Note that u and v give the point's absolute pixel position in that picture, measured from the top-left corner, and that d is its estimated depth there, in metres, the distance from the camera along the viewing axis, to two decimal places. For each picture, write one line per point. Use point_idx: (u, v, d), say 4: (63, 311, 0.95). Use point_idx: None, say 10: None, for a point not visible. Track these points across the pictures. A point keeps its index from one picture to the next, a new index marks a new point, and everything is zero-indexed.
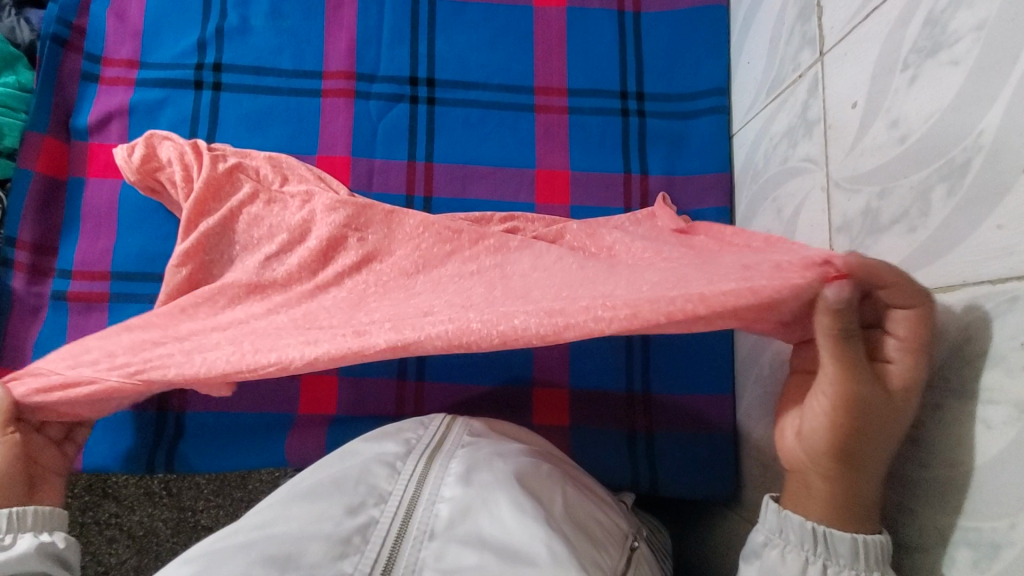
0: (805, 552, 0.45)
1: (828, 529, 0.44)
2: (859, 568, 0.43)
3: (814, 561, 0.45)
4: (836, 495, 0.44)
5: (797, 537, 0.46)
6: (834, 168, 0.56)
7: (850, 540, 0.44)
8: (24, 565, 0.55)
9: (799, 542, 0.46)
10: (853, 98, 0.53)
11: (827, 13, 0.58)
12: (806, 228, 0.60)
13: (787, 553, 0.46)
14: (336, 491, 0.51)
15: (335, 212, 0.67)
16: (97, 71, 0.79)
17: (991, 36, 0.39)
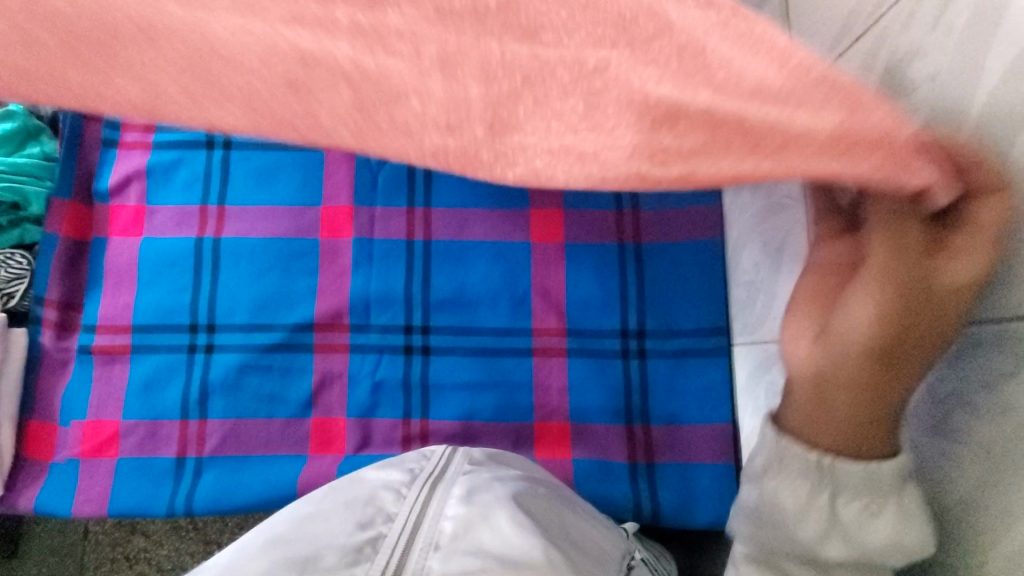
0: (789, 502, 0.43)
1: (832, 460, 0.41)
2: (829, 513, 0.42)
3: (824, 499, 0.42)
4: (851, 398, 0.39)
5: (799, 467, 0.42)
6: (812, 206, 0.58)
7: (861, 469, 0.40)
8: None
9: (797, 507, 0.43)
10: None
11: (799, 57, 0.60)
12: (789, 261, 0.62)
13: (794, 482, 0.42)
14: (345, 512, 0.53)
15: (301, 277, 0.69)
16: (117, 137, 0.84)
17: (942, 88, 0.41)
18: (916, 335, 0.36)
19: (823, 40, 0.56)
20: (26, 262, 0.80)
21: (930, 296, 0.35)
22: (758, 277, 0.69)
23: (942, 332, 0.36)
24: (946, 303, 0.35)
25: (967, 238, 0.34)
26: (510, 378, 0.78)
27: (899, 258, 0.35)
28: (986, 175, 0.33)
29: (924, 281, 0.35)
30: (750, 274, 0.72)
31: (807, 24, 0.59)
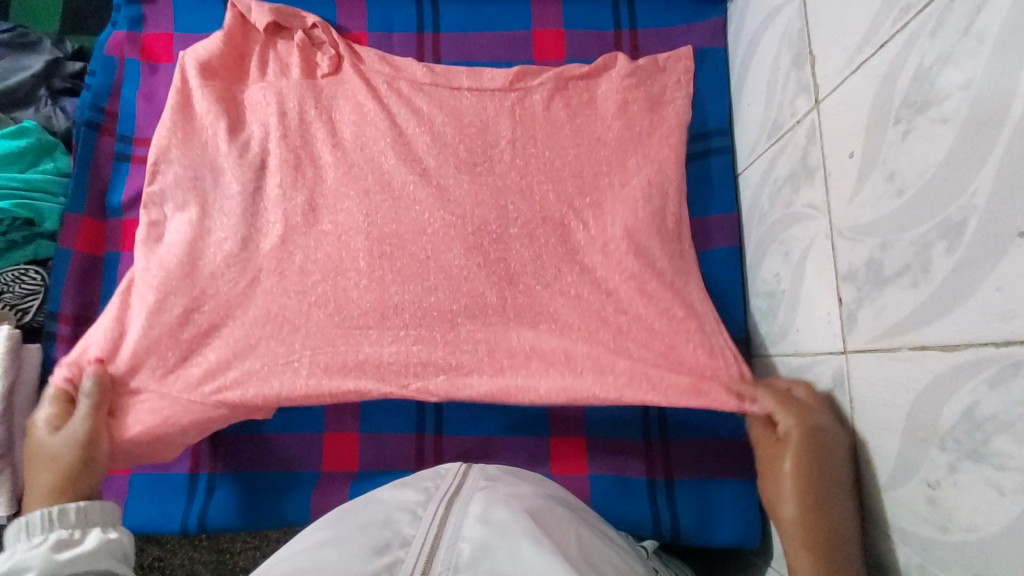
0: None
1: None
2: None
3: None
4: (804, 546, 0.54)
5: None
6: (835, 217, 0.56)
7: None
8: (95, 558, 0.56)
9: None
10: (850, 148, 0.53)
11: (820, 63, 0.59)
12: (812, 274, 0.60)
13: None
14: (361, 536, 0.51)
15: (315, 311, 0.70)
16: (129, 151, 0.84)
17: (977, 97, 0.39)
18: (824, 488, 0.53)
19: (847, 46, 0.54)
20: (40, 278, 0.80)
21: (810, 466, 0.54)
22: (779, 288, 0.68)
23: (839, 480, 0.53)
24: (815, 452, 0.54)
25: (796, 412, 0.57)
26: None
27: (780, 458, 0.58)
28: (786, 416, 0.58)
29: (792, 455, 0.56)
30: (771, 285, 0.70)
31: (828, 29, 0.57)
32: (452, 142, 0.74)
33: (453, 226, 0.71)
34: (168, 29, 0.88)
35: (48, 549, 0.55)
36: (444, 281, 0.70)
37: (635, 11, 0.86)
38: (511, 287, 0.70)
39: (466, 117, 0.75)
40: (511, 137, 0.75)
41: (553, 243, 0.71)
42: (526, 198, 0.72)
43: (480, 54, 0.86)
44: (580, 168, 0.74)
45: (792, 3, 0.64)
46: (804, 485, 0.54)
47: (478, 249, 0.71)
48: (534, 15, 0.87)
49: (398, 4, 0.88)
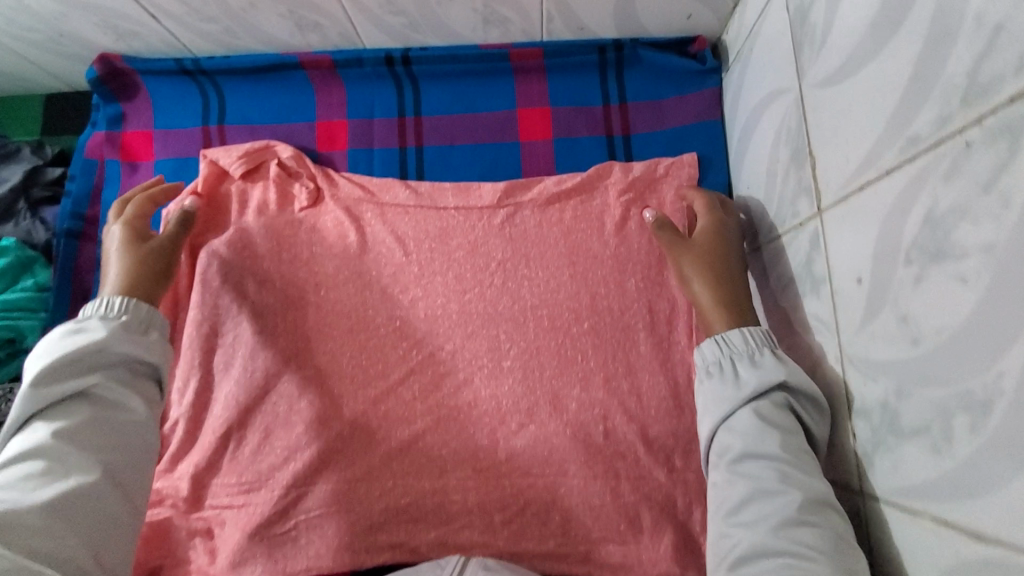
0: (746, 355, 0.58)
1: (725, 335, 0.60)
2: (753, 351, 0.57)
3: (727, 361, 0.58)
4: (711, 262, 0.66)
5: (715, 364, 0.59)
6: (844, 341, 0.51)
7: (739, 333, 0.59)
8: (151, 340, 0.64)
9: (745, 349, 0.58)
10: (857, 272, 0.48)
11: (821, 168, 0.53)
12: (824, 394, 0.55)
13: (714, 378, 0.58)
14: None
15: (317, 438, 0.74)
16: (112, 256, 0.82)
17: (998, 264, 0.34)
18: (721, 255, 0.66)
19: (850, 160, 0.48)
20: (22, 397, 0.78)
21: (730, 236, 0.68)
22: None
23: (736, 268, 0.66)
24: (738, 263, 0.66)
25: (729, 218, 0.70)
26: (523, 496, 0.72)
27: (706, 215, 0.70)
28: (692, 194, 0.73)
29: (724, 225, 0.68)
30: None
31: (827, 134, 0.52)
32: (441, 268, 0.79)
33: (443, 364, 0.76)
34: (149, 127, 0.87)
35: (119, 324, 0.62)
36: (432, 422, 0.74)
37: (625, 83, 0.82)
38: (503, 426, 0.74)
39: (453, 237, 0.79)
40: (502, 257, 0.78)
41: (548, 374, 0.75)
42: (519, 325, 0.76)
43: (465, 137, 0.84)
44: (573, 286, 0.77)
45: (789, 96, 0.59)
46: (698, 244, 0.68)
47: (468, 383, 0.75)
48: (519, 94, 0.84)
49: (377, 86, 0.85)
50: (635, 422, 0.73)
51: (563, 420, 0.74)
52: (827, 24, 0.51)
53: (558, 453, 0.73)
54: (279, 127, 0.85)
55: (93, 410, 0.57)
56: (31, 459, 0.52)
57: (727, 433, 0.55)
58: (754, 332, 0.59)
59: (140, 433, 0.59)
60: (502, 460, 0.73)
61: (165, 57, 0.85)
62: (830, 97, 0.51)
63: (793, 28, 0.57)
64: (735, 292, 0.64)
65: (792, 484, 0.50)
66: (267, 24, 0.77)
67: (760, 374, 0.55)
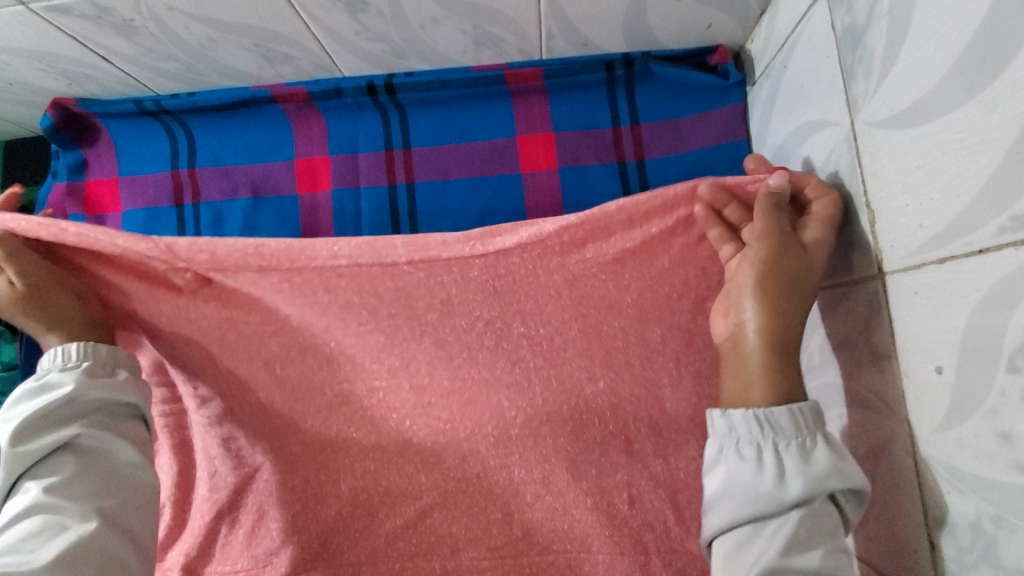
0: (791, 441, 0.46)
1: (767, 411, 0.47)
2: (803, 437, 0.46)
3: (767, 443, 0.46)
4: (775, 287, 0.49)
5: (746, 431, 0.48)
6: (916, 434, 0.43)
7: (787, 413, 0.46)
8: (121, 390, 0.55)
9: (792, 433, 0.46)
10: (935, 359, 0.40)
11: (881, 225, 0.45)
12: (888, 486, 0.47)
13: (743, 452, 0.47)
14: None
15: (314, 518, 0.67)
16: None
17: None
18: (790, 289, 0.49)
19: (924, 225, 0.40)
20: None
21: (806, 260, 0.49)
22: None
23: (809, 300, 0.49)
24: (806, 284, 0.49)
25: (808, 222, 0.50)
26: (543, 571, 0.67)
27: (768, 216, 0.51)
28: (815, 187, 0.51)
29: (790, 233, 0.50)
30: None
31: (891, 187, 0.43)
32: (413, 333, 0.62)
33: (441, 435, 0.67)
34: (114, 174, 0.80)
35: (82, 372, 0.54)
36: (439, 497, 0.68)
37: (636, 101, 0.73)
38: (516, 499, 0.68)
39: (418, 298, 0.59)
40: (489, 316, 0.61)
41: (564, 440, 0.66)
42: (524, 390, 0.65)
43: (460, 170, 0.75)
44: (583, 342, 0.63)
45: (836, 128, 0.50)
46: (769, 277, 0.49)
47: (475, 454, 0.67)
48: (518, 118, 0.75)
49: (360, 117, 0.77)
50: (663, 487, 0.66)
51: (582, 489, 0.67)
52: (889, 52, 0.42)
53: (578, 527, 0.67)
54: (255, 168, 0.77)
55: (80, 460, 0.52)
56: (31, 517, 0.49)
57: (748, 523, 0.46)
58: (805, 407, 0.47)
59: (136, 475, 0.54)
60: (518, 535, 0.68)
61: (124, 98, 0.77)
62: (893, 142, 0.42)
63: (841, 50, 0.48)
64: (792, 333, 0.49)
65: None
66: (232, 58, 0.69)
67: (809, 474, 0.44)
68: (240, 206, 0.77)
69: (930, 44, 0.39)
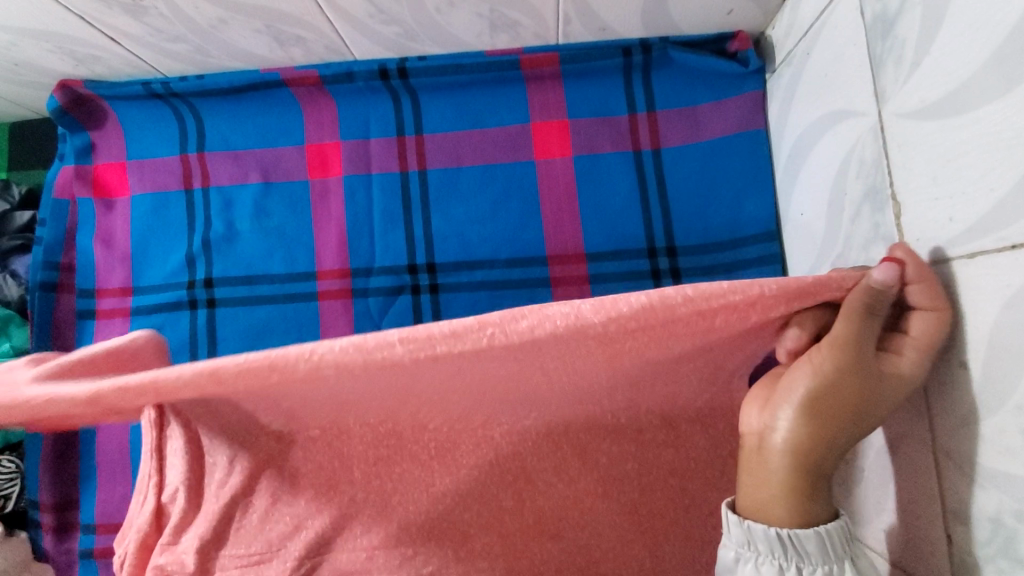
0: (818, 569, 0.42)
1: (793, 531, 0.42)
2: (830, 562, 0.42)
3: (789, 566, 0.42)
4: (836, 419, 0.41)
5: (767, 547, 0.42)
6: (937, 428, 0.43)
7: (816, 536, 0.42)
8: None
9: (820, 561, 0.42)
10: (961, 354, 0.40)
11: (907, 217, 0.44)
12: (904, 479, 0.48)
13: (761, 567, 0.43)
14: None
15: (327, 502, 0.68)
16: (92, 306, 0.78)
17: None
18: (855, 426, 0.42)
19: (954, 219, 0.39)
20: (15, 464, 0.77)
21: (889, 396, 0.41)
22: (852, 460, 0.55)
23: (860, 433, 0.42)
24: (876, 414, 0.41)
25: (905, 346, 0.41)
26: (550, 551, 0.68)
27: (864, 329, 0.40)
28: (924, 295, 0.40)
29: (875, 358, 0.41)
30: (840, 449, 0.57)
31: (919, 179, 0.43)
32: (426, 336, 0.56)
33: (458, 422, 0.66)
34: (121, 158, 0.79)
35: None
36: (454, 485, 0.68)
37: (653, 88, 0.72)
38: (529, 487, 0.68)
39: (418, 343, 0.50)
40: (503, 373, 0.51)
41: (575, 425, 0.67)
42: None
43: (473, 157, 0.74)
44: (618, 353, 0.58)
45: (861, 119, 0.49)
46: (828, 406, 0.41)
47: (490, 441, 0.67)
48: (533, 105, 0.74)
49: (371, 101, 0.76)
50: (671, 473, 0.67)
51: (594, 477, 0.67)
52: (922, 42, 0.42)
53: (590, 513, 0.67)
54: (265, 153, 0.76)
55: None
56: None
57: None
58: (833, 527, 0.42)
59: None
60: (530, 523, 0.68)
61: (132, 80, 0.76)
62: (923, 134, 0.42)
63: (869, 38, 0.47)
64: (830, 459, 0.42)
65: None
66: (243, 40, 0.67)
67: None
68: (251, 190, 0.76)
69: (968, 35, 0.38)
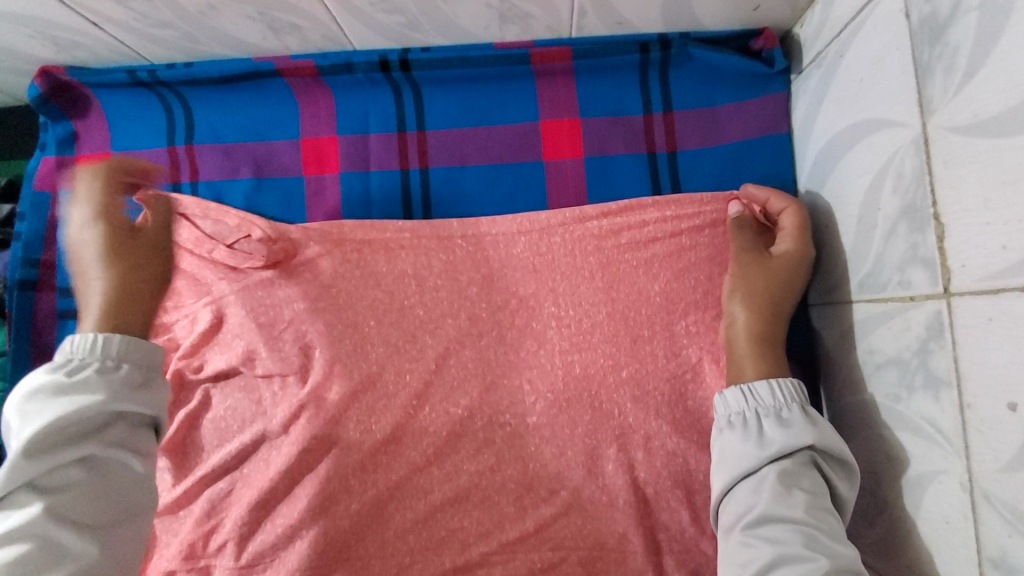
0: (772, 410, 0.54)
1: (751, 384, 0.55)
2: (783, 406, 0.53)
3: (751, 413, 0.54)
4: (763, 289, 0.59)
5: (735, 405, 0.55)
6: (975, 469, 0.40)
7: (767, 384, 0.55)
8: (116, 465, 0.50)
9: (773, 404, 0.54)
10: (1009, 394, 0.37)
11: (952, 240, 0.41)
12: (936, 520, 0.44)
13: (732, 425, 0.55)
14: None
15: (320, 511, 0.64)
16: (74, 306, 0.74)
17: None
18: (781, 301, 0.59)
19: (1008, 247, 0.36)
20: None
21: (795, 267, 0.58)
22: (878, 492, 0.52)
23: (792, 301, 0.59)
24: (794, 283, 0.59)
25: (787, 234, 0.60)
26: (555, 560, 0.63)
27: (749, 223, 0.62)
28: (778, 200, 0.61)
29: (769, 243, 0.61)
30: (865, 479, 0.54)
31: (968, 200, 0.39)
32: (451, 309, 0.66)
33: (460, 423, 0.65)
34: (104, 149, 0.74)
35: (62, 375, 0.50)
36: (452, 493, 0.64)
37: (670, 87, 0.68)
38: (532, 493, 0.64)
39: (463, 271, 0.66)
40: (524, 292, 0.66)
41: (582, 433, 0.64)
42: (546, 372, 0.65)
43: (478, 156, 0.70)
44: (610, 327, 0.64)
45: (901, 130, 0.46)
46: (762, 291, 0.59)
47: (491, 444, 0.65)
48: (542, 101, 0.69)
49: (371, 94, 0.71)
50: (679, 485, 0.63)
51: (599, 485, 0.63)
52: (978, 51, 0.38)
53: (594, 523, 0.63)
54: (257, 147, 0.72)
55: (92, 480, 0.48)
56: (17, 541, 0.44)
57: (745, 496, 0.51)
58: (784, 383, 0.55)
59: (140, 498, 0.51)
60: (530, 535, 0.63)
61: (117, 68, 0.72)
62: (975, 152, 0.38)
63: (915, 43, 0.44)
64: (777, 331, 0.59)
65: (820, 549, 0.46)
66: (234, 27, 0.63)
67: (787, 438, 0.51)
68: (242, 186, 0.72)
69: None
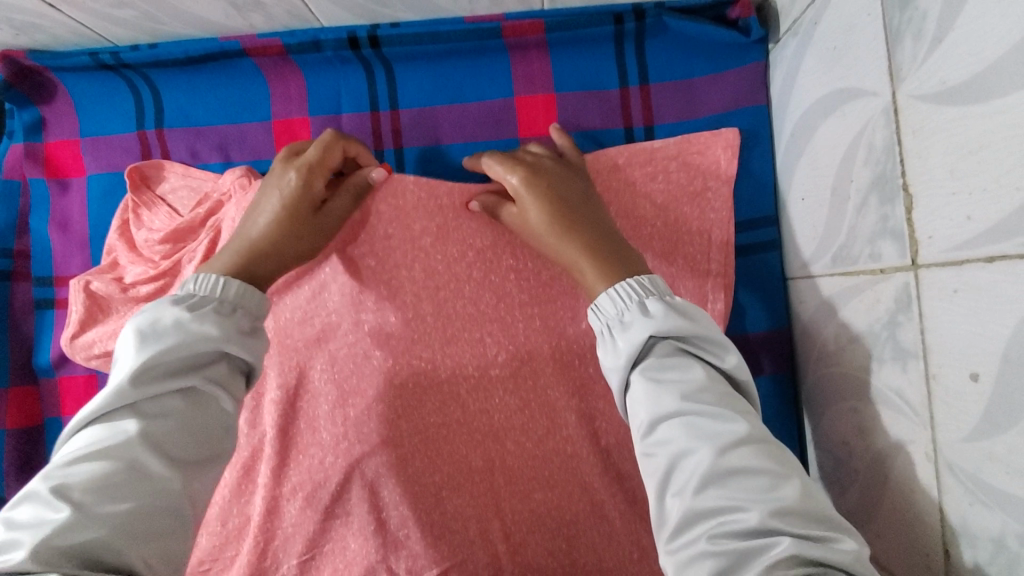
0: (616, 319, 0.50)
1: (594, 302, 0.52)
2: (630, 302, 0.50)
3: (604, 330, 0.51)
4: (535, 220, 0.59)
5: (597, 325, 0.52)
6: (940, 441, 0.40)
7: (603, 295, 0.52)
8: (210, 393, 0.49)
9: (615, 313, 0.51)
10: (971, 364, 0.37)
11: (920, 212, 0.40)
12: (902, 489, 0.45)
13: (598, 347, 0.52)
14: None
15: (299, 491, 0.64)
16: (51, 295, 0.74)
17: None
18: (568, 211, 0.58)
19: (973, 218, 0.35)
20: None
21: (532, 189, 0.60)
22: (851, 463, 0.53)
23: (566, 204, 0.59)
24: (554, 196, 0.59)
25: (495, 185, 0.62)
26: (524, 506, 0.64)
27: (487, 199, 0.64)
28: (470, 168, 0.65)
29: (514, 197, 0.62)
30: (839, 451, 0.55)
31: (935, 172, 0.39)
32: (405, 258, 0.65)
33: (423, 374, 0.65)
34: (71, 135, 0.73)
35: (185, 308, 0.50)
36: (421, 444, 0.65)
37: (646, 59, 0.67)
38: (497, 445, 0.65)
39: (416, 219, 0.64)
40: (482, 243, 0.65)
41: (546, 384, 0.64)
42: (507, 325, 0.65)
43: (452, 134, 0.69)
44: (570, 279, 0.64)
45: (872, 99, 0.45)
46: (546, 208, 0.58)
47: (455, 397, 0.65)
48: (516, 77, 0.68)
49: (342, 73, 0.70)
50: None
51: (570, 446, 0.64)
52: (945, 15, 0.37)
53: (560, 473, 0.64)
54: (228, 130, 0.71)
55: (186, 410, 0.47)
56: (107, 458, 0.43)
57: (633, 408, 0.47)
58: (618, 287, 0.51)
59: (219, 440, 0.49)
60: (501, 485, 0.64)
61: (79, 50, 0.69)
62: (942, 121, 0.37)
63: (886, 8, 0.42)
64: (582, 236, 0.57)
65: (703, 435, 0.43)
66: (196, 6, 0.62)
67: (633, 338, 0.48)
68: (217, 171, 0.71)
69: (997, 10, 0.33)
